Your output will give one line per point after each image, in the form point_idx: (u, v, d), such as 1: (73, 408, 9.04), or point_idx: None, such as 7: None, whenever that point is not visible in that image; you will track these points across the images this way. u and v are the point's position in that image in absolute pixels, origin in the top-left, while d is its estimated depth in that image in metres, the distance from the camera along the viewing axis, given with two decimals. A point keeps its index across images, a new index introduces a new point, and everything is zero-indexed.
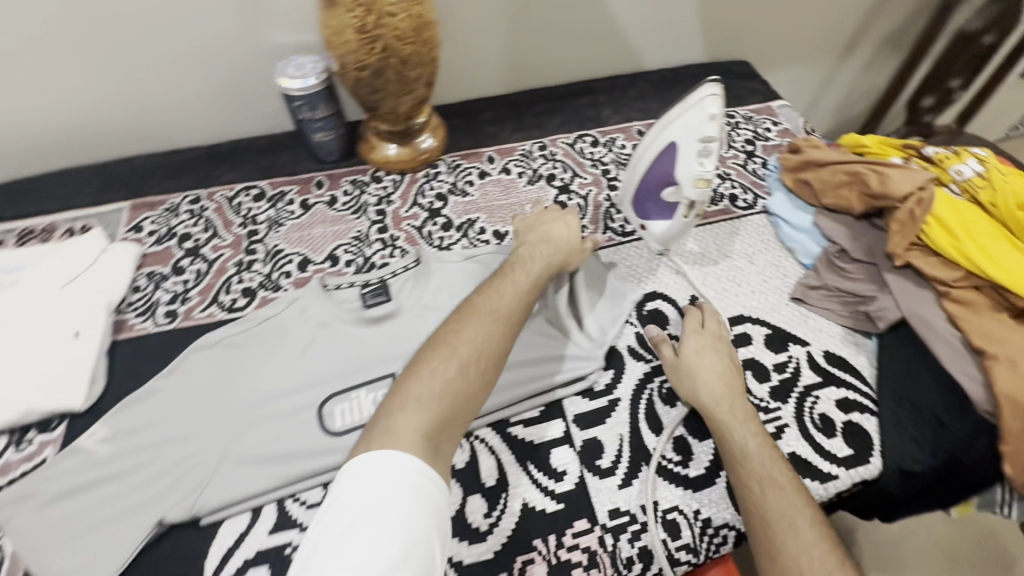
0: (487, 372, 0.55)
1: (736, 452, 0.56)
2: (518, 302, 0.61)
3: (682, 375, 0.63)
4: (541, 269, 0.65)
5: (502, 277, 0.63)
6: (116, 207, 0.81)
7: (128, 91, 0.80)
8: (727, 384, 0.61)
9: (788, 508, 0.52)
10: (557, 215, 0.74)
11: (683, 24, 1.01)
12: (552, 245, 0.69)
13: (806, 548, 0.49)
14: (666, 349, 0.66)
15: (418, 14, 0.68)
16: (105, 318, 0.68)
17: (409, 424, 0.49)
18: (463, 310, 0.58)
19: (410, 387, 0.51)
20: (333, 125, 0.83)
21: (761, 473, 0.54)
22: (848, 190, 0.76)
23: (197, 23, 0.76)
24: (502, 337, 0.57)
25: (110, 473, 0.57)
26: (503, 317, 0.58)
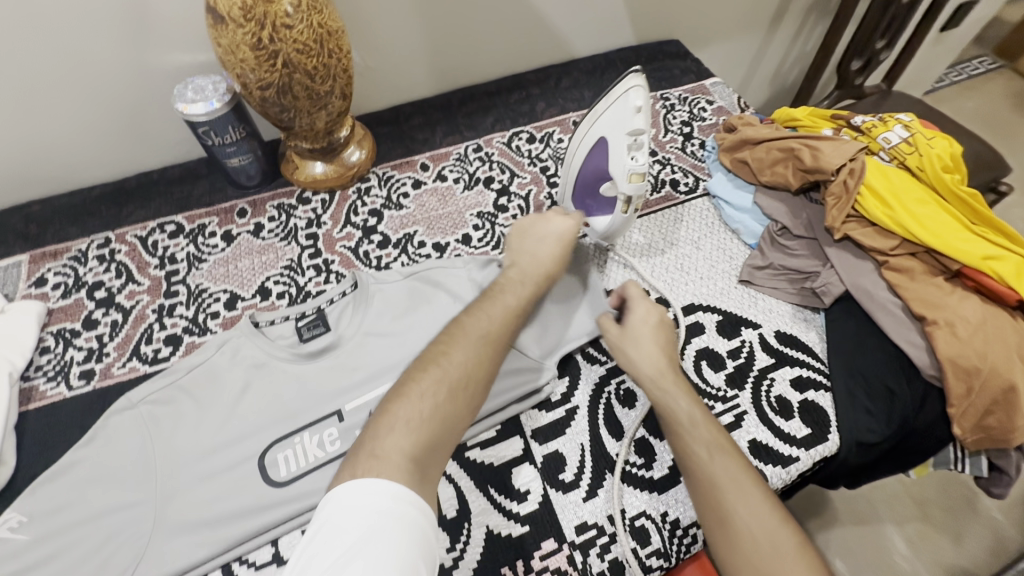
0: (471, 399, 0.53)
1: (681, 419, 0.55)
2: (507, 324, 0.59)
3: (625, 348, 0.62)
4: (528, 291, 0.63)
5: (489, 299, 0.61)
6: (13, 261, 0.74)
7: (10, 133, 0.73)
8: (669, 356, 0.61)
9: (734, 470, 0.51)
10: (550, 218, 0.69)
11: (608, 9, 0.98)
12: (546, 261, 0.66)
13: (755, 509, 0.48)
14: (609, 323, 0.64)
15: (319, 24, 0.62)
16: (9, 388, 0.61)
17: (397, 445, 0.46)
18: (450, 332, 0.57)
19: (394, 407, 0.49)
20: (248, 148, 0.77)
21: (708, 439, 0.53)
22: (784, 167, 0.76)
23: (77, 50, 0.69)
24: (490, 359, 0.56)
25: (27, 565, 0.51)
26: (490, 341, 0.57)
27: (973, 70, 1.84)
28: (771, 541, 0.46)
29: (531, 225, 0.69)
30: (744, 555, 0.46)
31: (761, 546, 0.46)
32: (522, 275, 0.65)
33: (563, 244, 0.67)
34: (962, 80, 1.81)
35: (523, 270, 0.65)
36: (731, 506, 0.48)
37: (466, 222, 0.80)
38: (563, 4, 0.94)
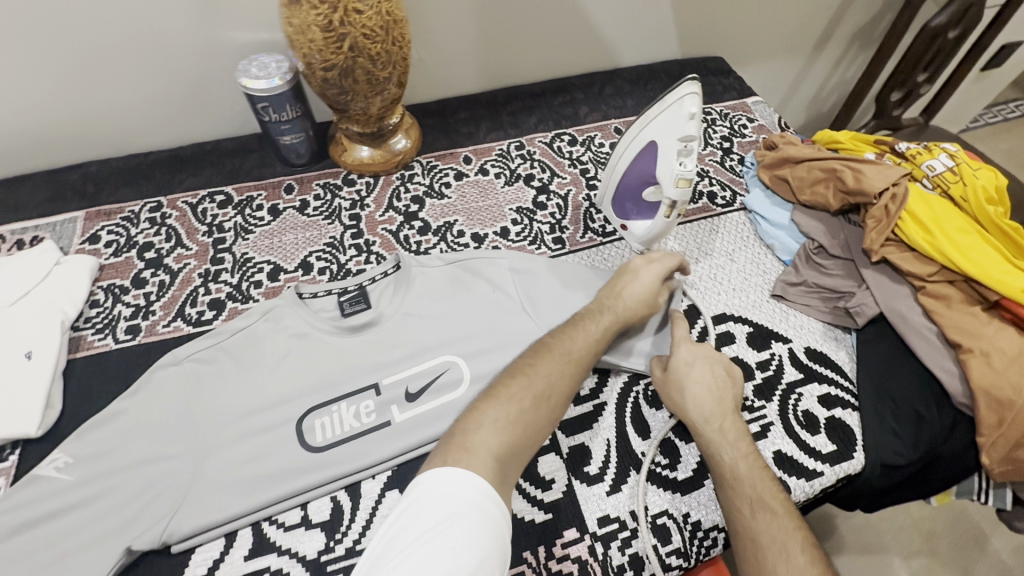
0: (553, 409, 0.56)
1: (727, 473, 0.56)
2: (593, 350, 0.61)
3: (671, 391, 0.61)
4: (611, 322, 0.63)
5: (575, 323, 0.62)
6: (69, 216, 0.77)
7: (80, 94, 0.76)
8: (718, 401, 0.60)
9: (778, 528, 0.51)
10: (636, 267, 0.69)
11: (657, 21, 1.00)
12: (632, 300, 0.65)
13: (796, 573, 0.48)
14: (659, 364, 0.64)
15: (387, 12, 0.65)
16: (60, 336, 0.64)
17: (484, 441, 0.50)
18: (538, 349, 0.60)
19: (486, 407, 0.54)
20: (301, 127, 0.79)
21: (753, 493, 0.53)
22: (824, 187, 0.77)
23: (153, 21, 0.72)
24: (573, 380, 0.58)
25: (68, 504, 0.53)
26: (573, 362, 0.59)
27: (1009, 112, 1.83)
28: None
29: (628, 266, 0.69)
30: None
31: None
32: (605, 306, 0.65)
33: (647, 288, 0.66)
34: (998, 121, 1.81)
35: (603, 300, 0.65)
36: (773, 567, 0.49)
37: (505, 216, 0.82)
38: (613, 13, 0.96)
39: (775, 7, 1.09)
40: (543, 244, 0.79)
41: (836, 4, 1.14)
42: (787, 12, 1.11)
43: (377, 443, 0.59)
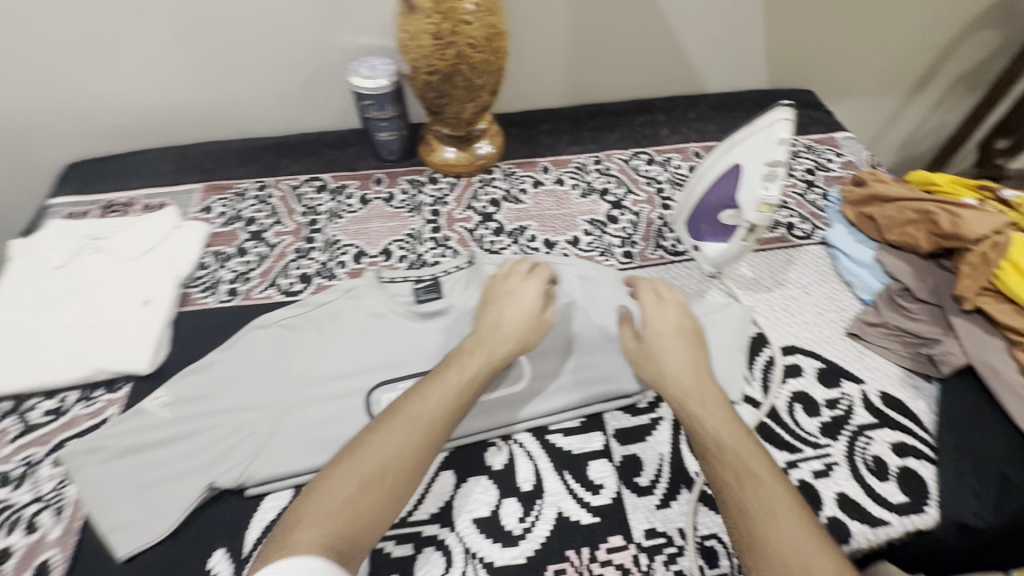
0: (396, 488, 0.48)
1: (709, 444, 0.53)
2: (449, 408, 0.53)
3: (646, 359, 0.60)
4: (478, 369, 0.57)
5: (434, 376, 0.56)
6: (190, 188, 0.86)
7: (215, 82, 0.86)
8: (689, 364, 0.58)
9: (765, 496, 0.48)
10: (516, 284, 0.64)
11: (747, 49, 1.00)
12: (511, 327, 0.60)
13: (790, 540, 0.45)
14: (627, 330, 0.64)
15: (491, 25, 0.70)
16: (174, 290, 0.72)
17: (302, 541, 0.43)
18: (383, 415, 0.52)
19: (304, 509, 0.46)
20: (397, 126, 0.86)
21: (734, 460, 0.51)
22: (915, 228, 0.74)
23: (284, 22, 0.81)
24: (425, 446, 0.51)
25: (166, 437, 0.59)
26: (425, 427, 0.52)
27: None
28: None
29: (499, 287, 0.65)
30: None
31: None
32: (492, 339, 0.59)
33: (529, 310, 0.61)
34: None
35: (480, 336, 0.60)
36: (765, 537, 0.46)
37: (578, 226, 0.84)
38: (703, 39, 0.97)
39: (873, 44, 1.07)
40: (613, 256, 0.80)
41: (940, 45, 1.10)
42: (886, 49, 1.09)
43: None
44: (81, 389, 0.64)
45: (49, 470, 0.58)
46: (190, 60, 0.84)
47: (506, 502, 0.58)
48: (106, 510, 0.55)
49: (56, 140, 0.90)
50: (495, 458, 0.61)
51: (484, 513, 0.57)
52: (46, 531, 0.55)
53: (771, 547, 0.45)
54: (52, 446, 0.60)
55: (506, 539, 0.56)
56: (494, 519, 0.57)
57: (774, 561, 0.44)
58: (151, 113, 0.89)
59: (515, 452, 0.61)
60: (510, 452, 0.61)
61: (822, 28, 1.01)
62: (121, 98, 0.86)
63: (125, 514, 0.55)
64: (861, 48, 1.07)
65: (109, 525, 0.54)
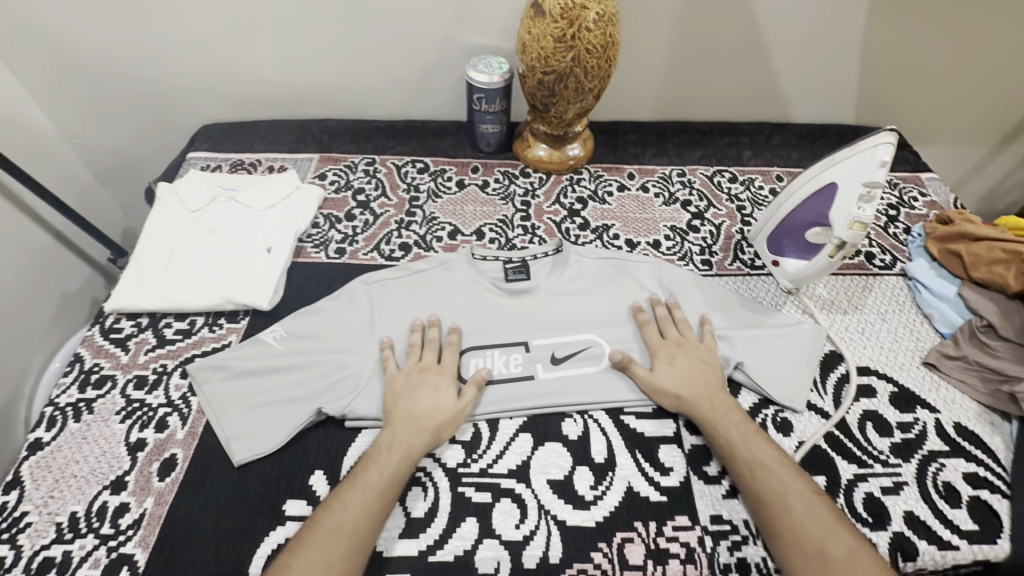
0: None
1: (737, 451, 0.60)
2: (371, 513, 0.55)
3: (658, 390, 0.65)
4: (395, 467, 0.58)
5: (348, 483, 0.56)
6: (308, 156, 0.96)
7: (343, 66, 0.96)
8: (688, 394, 0.64)
9: (779, 480, 0.57)
10: (430, 379, 0.64)
11: (839, 84, 1.03)
12: (425, 418, 0.61)
13: (808, 518, 0.54)
14: (636, 369, 0.66)
15: (609, 34, 0.76)
16: (292, 242, 0.80)
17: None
18: (301, 534, 0.53)
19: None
20: (500, 120, 0.93)
21: (750, 457, 0.59)
22: (1004, 268, 0.74)
23: (415, 18, 0.90)
24: (353, 554, 0.52)
25: (281, 366, 0.66)
26: (345, 536, 0.53)
27: None
28: (821, 544, 0.53)
29: (409, 379, 0.64)
30: (799, 557, 0.53)
31: (811, 549, 0.53)
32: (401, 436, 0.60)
33: (439, 404, 0.62)
34: None
35: (395, 434, 0.60)
36: (781, 516, 0.55)
37: (659, 230, 0.88)
38: (796, 70, 1.01)
39: (966, 91, 1.08)
40: (692, 262, 0.84)
41: None
42: (979, 99, 1.09)
43: (522, 390, 0.67)
44: (207, 316, 0.72)
45: (178, 379, 0.66)
46: (324, 43, 0.93)
47: (579, 469, 0.62)
48: (227, 420, 0.62)
49: (193, 102, 1.01)
50: (570, 428, 0.65)
51: (558, 476, 0.61)
52: (174, 431, 0.62)
53: (787, 522, 0.55)
54: (180, 360, 0.68)
55: (578, 503, 0.59)
56: (567, 483, 0.60)
57: (790, 533, 0.54)
58: (280, 87, 0.99)
59: (589, 426, 0.65)
60: (585, 425, 0.65)
61: (916, 71, 1.03)
62: (259, 70, 0.97)
63: (242, 426, 0.62)
64: (953, 95, 1.08)
65: (228, 434, 0.61)
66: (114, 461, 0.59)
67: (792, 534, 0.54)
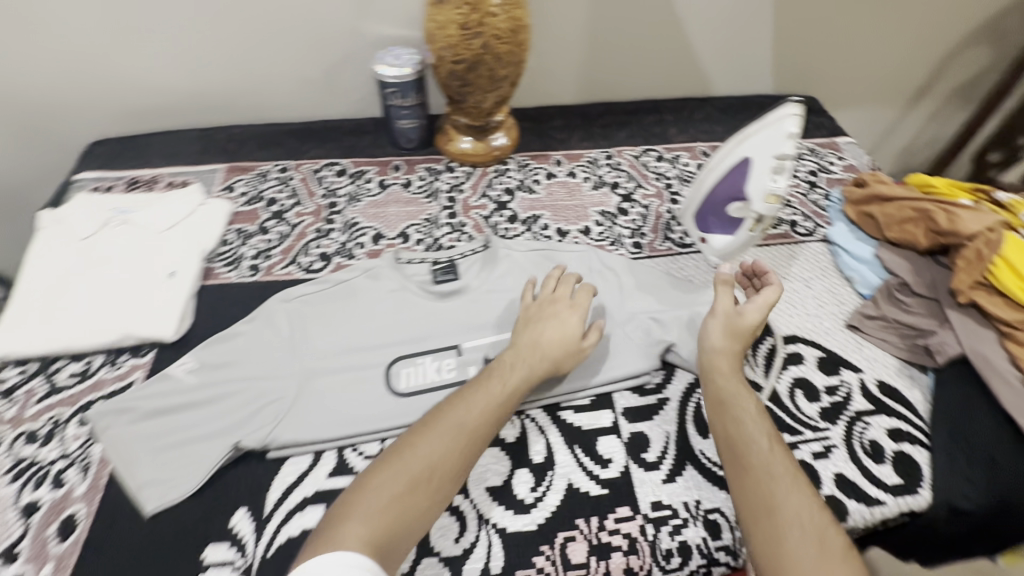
0: (438, 490, 0.51)
1: (740, 429, 0.57)
2: (491, 417, 0.57)
3: (732, 330, 0.64)
4: (522, 378, 0.60)
5: (473, 387, 0.58)
6: (213, 168, 0.89)
7: (241, 67, 0.89)
8: (744, 349, 0.63)
9: (789, 465, 0.54)
10: (560, 311, 0.66)
11: (756, 55, 1.04)
12: (548, 347, 0.63)
13: (807, 507, 0.51)
14: (726, 292, 0.66)
15: (517, 18, 0.73)
16: (198, 263, 0.74)
17: (350, 533, 0.47)
18: (427, 419, 0.56)
19: (353, 501, 0.49)
20: (417, 114, 0.88)
21: (769, 433, 0.57)
22: (914, 226, 0.77)
23: (313, 11, 0.84)
24: (466, 455, 0.54)
25: (194, 400, 0.61)
26: (466, 433, 0.55)
27: None
28: (819, 532, 0.49)
29: (538, 312, 0.66)
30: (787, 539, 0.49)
31: (804, 534, 0.49)
32: (522, 358, 0.62)
33: (564, 335, 0.64)
34: None
35: (518, 355, 0.62)
36: (776, 496, 0.51)
37: (589, 216, 0.87)
38: (712, 43, 1.01)
39: (874, 55, 1.11)
40: (623, 246, 0.83)
41: (937, 58, 1.14)
42: (885, 62, 1.13)
43: None
44: (106, 354, 0.66)
45: (75, 429, 0.60)
46: (219, 43, 0.86)
47: (518, 472, 0.60)
48: (133, 467, 0.57)
49: (76, 117, 0.92)
50: (507, 431, 0.63)
51: (497, 482, 0.59)
52: (72, 487, 0.56)
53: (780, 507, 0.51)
54: (77, 407, 0.62)
55: (518, 507, 0.58)
56: (506, 488, 0.59)
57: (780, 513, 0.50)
58: (175, 95, 0.91)
59: (527, 427, 0.64)
60: (522, 426, 0.64)
61: (826, 37, 1.05)
62: (146, 78, 0.88)
63: (153, 471, 0.57)
64: (862, 59, 1.11)
65: (138, 482, 0.56)
66: (5, 528, 0.54)
67: (784, 515, 0.50)
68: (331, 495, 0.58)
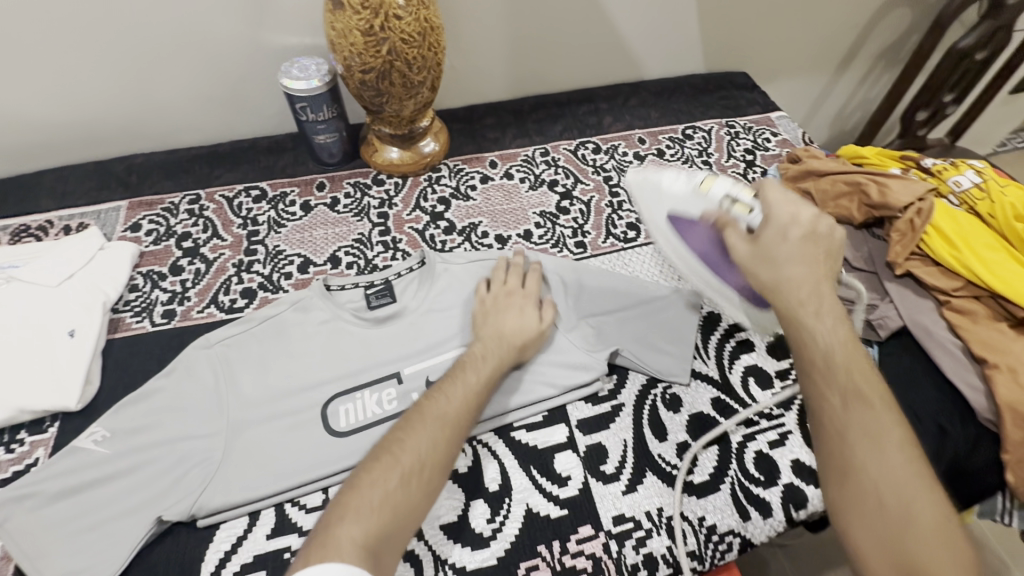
0: (431, 482, 0.49)
1: (819, 365, 0.48)
2: (469, 407, 0.55)
3: (773, 263, 0.52)
4: (491, 368, 0.59)
5: (451, 379, 0.57)
6: (114, 206, 0.81)
7: (133, 92, 0.81)
8: (815, 278, 0.51)
9: (873, 422, 0.46)
10: (516, 301, 0.65)
11: (682, 36, 1.02)
12: (510, 337, 0.62)
13: (897, 477, 0.43)
14: (734, 233, 0.56)
15: (425, 18, 0.68)
16: (101, 316, 0.67)
17: (349, 533, 0.43)
18: (408, 416, 0.52)
19: (347, 499, 0.46)
20: (335, 127, 0.82)
21: (849, 384, 0.47)
22: (848, 200, 0.77)
23: (204, 25, 0.76)
24: (449, 446, 0.51)
25: (106, 475, 0.55)
26: (449, 425, 0.52)
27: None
28: (904, 500, 0.43)
29: (495, 303, 0.66)
30: (872, 517, 0.43)
31: (891, 512, 0.42)
32: (484, 350, 0.61)
33: (526, 324, 0.63)
34: None
35: (487, 346, 0.61)
36: (857, 458, 0.45)
37: (529, 219, 0.83)
38: (639, 26, 0.98)
39: (799, 26, 1.11)
40: (566, 247, 0.80)
41: (860, 24, 1.15)
42: (810, 32, 1.13)
43: None
44: (1, 434, 0.59)
45: None
46: (100, 67, 0.77)
47: (473, 504, 0.57)
48: (41, 559, 0.51)
49: None
50: (459, 460, 0.60)
51: (452, 518, 0.56)
52: None
53: (861, 469, 0.44)
54: None
55: (476, 542, 0.55)
56: (461, 523, 0.56)
57: (865, 491, 0.44)
58: (59, 128, 0.82)
59: (480, 453, 0.60)
60: (475, 453, 0.61)
61: (751, 12, 1.04)
62: (21, 114, 0.79)
63: (65, 561, 0.51)
64: (788, 31, 1.11)
65: None
66: None
67: (862, 480, 0.44)
68: (272, 557, 0.54)
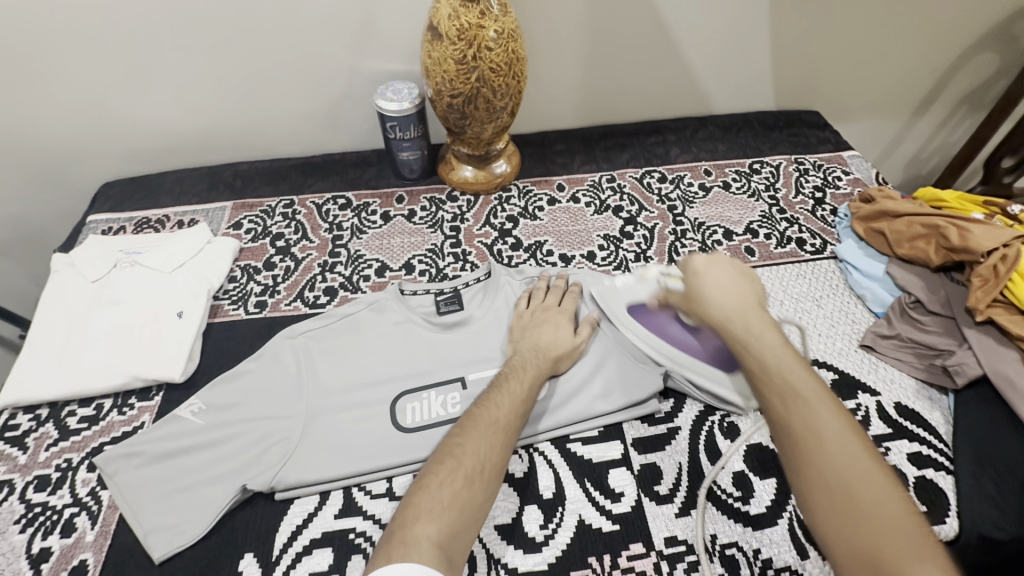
0: (491, 483, 0.52)
1: (755, 367, 0.54)
2: (519, 413, 0.57)
3: (704, 303, 0.61)
4: (534, 378, 0.61)
5: (497, 388, 0.59)
6: (220, 206, 0.90)
7: (246, 107, 0.91)
8: (738, 305, 0.59)
9: (812, 409, 0.49)
10: (552, 316, 0.69)
11: (754, 73, 1.04)
12: (549, 350, 0.65)
13: (840, 459, 0.46)
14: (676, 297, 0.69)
15: (512, 50, 0.74)
16: (205, 302, 0.75)
17: (424, 531, 0.46)
18: (463, 423, 0.55)
19: (418, 499, 0.49)
20: (419, 146, 0.89)
21: (784, 382, 0.51)
22: (924, 242, 0.75)
23: (314, 51, 0.86)
24: (505, 451, 0.54)
25: (199, 443, 0.61)
26: (502, 429, 0.55)
27: None
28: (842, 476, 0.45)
29: (531, 319, 0.69)
30: (821, 490, 0.45)
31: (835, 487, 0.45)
32: (523, 360, 0.63)
33: (560, 339, 0.66)
34: None
35: (526, 357, 0.64)
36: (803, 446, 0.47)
37: (593, 241, 0.86)
38: (711, 62, 1.01)
39: (877, 67, 1.10)
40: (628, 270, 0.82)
41: (942, 68, 1.13)
42: (888, 74, 1.12)
43: None
44: (115, 397, 0.67)
45: (85, 474, 0.61)
46: (224, 86, 0.88)
47: (527, 509, 0.59)
48: (141, 512, 0.57)
49: (88, 161, 0.94)
50: (515, 465, 0.62)
51: (506, 520, 0.58)
52: (82, 533, 0.57)
53: (803, 449, 0.47)
54: (87, 451, 0.63)
55: (529, 546, 0.57)
56: (515, 525, 0.58)
57: (815, 464, 0.46)
58: (184, 136, 0.94)
59: (536, 460, 0.63)
60: (531, 459, 0.63)
61: (827, 51, 1.04)
62: (154, 122, 0.91)
63: (160, 517, 0.57)
64: (864, 72, 1.10)
65: (144, 529, 0.56)
66: None
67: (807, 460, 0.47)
68: (339, 536, 0.58)
